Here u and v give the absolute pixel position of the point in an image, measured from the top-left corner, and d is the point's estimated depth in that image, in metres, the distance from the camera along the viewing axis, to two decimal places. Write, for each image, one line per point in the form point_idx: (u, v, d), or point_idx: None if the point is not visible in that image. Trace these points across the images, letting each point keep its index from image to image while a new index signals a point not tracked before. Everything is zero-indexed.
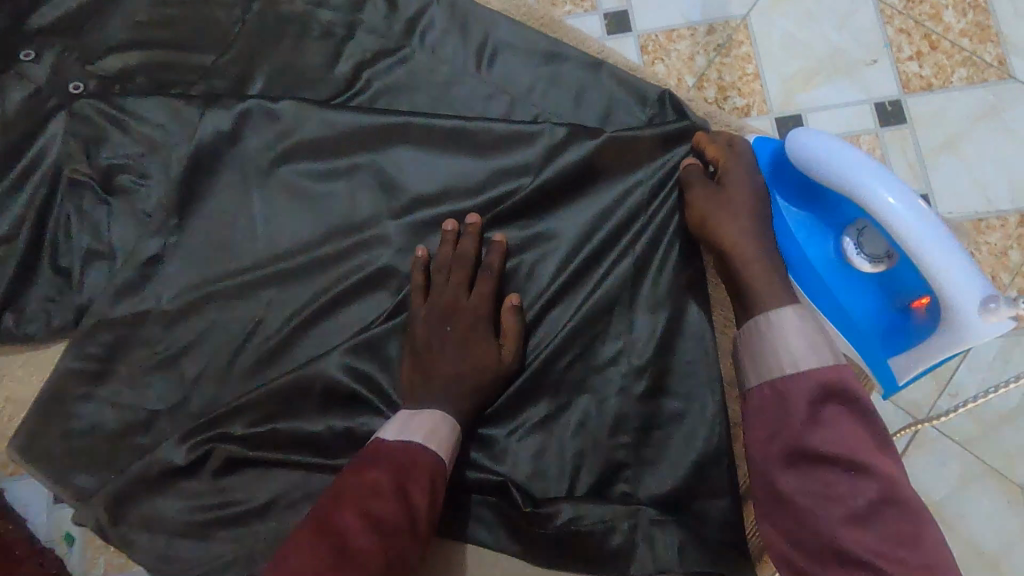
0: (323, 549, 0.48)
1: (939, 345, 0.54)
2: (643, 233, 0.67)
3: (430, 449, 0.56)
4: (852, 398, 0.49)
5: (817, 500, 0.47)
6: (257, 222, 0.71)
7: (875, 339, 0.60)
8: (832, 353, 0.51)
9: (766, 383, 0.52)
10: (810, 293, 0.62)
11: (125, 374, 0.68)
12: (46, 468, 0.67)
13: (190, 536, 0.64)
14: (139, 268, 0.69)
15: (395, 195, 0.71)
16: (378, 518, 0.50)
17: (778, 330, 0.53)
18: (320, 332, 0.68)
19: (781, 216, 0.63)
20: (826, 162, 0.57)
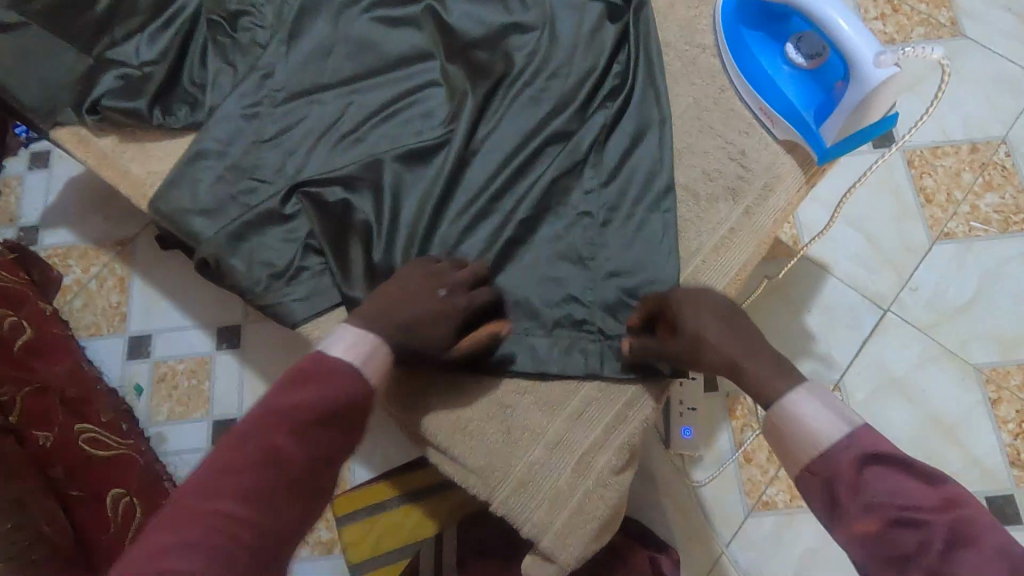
0: (252, 457, 0.56)
1: (850, 99, 0.74)
2: (639, 63, 0.89)
3: (352, 371, 0.64)
4: (882, 456, 0.57)
5: (892, 565, 0.53)
6: (345, 52, 0.93)
7: (810, 118, 0.80)
8: (848, 424, 0.60)
9: (808, 470, 0.60)
10: (763, 93, 0.83)
11: (240, 153, 0.89)
12: (177, 219, 0.87)
13: (283, 264, 0.84)
14: (257, 81, 0.92)
15: (451, 36, 0.93)
16: (303, 439, 0.59)
17: (796, 413, 0.63)
18: (390, 129, 0.89)
19: (742, 38, 0.85)
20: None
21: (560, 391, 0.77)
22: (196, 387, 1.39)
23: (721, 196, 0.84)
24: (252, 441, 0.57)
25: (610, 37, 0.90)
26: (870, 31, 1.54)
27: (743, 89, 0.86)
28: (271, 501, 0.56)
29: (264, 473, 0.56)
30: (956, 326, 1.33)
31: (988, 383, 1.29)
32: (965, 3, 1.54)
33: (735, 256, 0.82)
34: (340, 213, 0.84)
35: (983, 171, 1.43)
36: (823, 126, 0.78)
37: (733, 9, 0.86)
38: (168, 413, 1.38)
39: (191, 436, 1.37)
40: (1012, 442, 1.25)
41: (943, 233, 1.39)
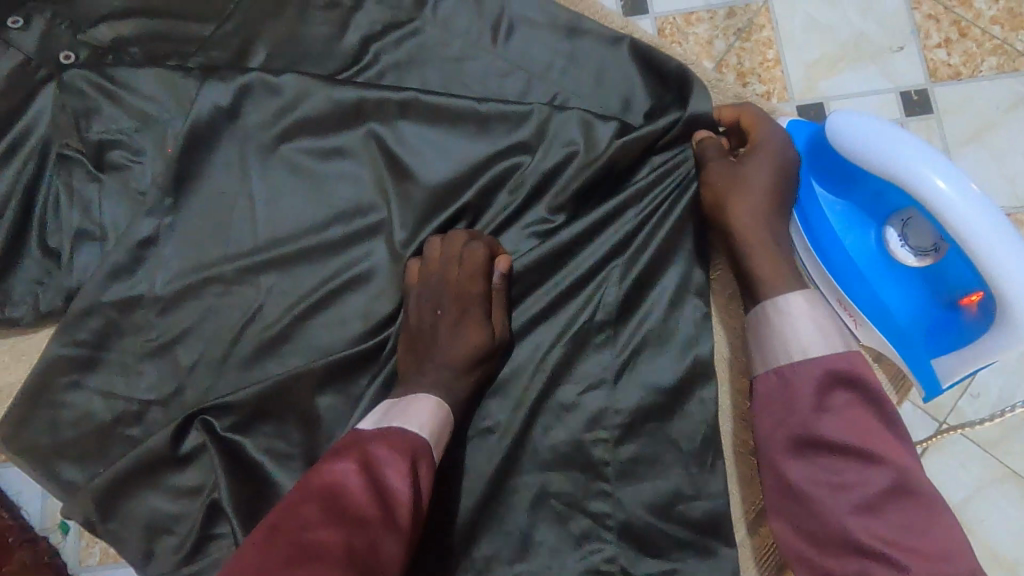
0: (282, 555, 0.42)
1: (991, 343, 0.51)
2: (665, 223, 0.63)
3: (416, 432, 0.52)
4: (858, 385, 0.49)
5: (824, 489, 0.48)
6: (256, 204, 0.67)
7: (916, 336, 0.56)
8: (841, 339, 0.51)
9: (774, 371, 0.52)
10: (848, 289, 0.58)
11: (117, 361, 0.64)
12: (33, 460, 0.63)
13: (182, 531, 0.61)
14: (132, 250, 0.65)
15: (404, 179, 0.66)
16: (356, 533, 0.44)
17: (785, 315, 0.53)
18: (323, 322, 0.64)
19: (818, 206, 0.59)
20: (878, 144, 0.53)
21: None
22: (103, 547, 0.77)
23: None
24: (280, 544, 0.43)
25: (624, 181, 0.64)
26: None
27: (817, 273, 0.60)
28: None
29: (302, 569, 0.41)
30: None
31: None
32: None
33: None
34: (249, 459, 0.62)
35: None
36: (938, 356, 0.56)
37: (805, 160, 0.60)
38: (100, 556, 0.78)
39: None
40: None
41: None
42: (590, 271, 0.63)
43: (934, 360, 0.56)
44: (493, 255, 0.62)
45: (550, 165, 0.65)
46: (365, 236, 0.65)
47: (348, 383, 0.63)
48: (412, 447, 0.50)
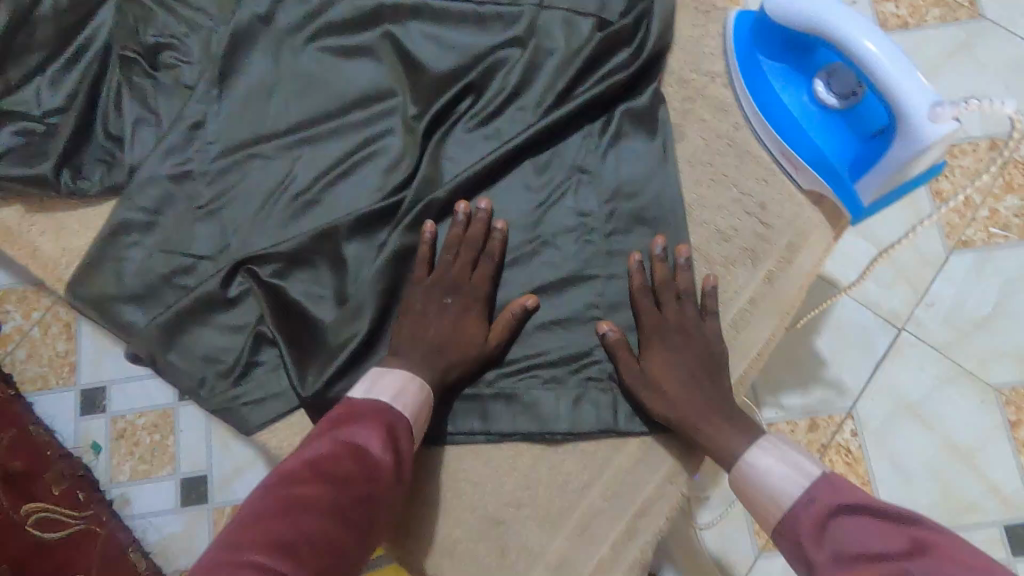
0: (284, 502, 0.52)
1: (897, 153, 0.63)
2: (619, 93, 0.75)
3: (398, 408, 0.62)
4: (854, 507, 0.53)
5: (853, 560, 0.50)
6: (288, 94, 0.78)
7: (841, 170, 0.69)
8: (813, 476, 0.57)
9: (777, 526, 0.57)
10: (786, 137, 0.71)
11: (171, 225, 0.75)
12: (101, 307, 0.73)
13: (230, 360, 0.71)
14: (185, 132, 0.77)
15: (415, 70, 0.78)
16: (349, 498, 0.54)
17: (757, 468, 0.60)
18: (348, 188, 0.76)
19: (761, 69, 0.73)
20: (801, 10, 0.66)
21: (558, 505, 0.67)
22: (161, 442, 1.19)
23: (739, 261, 0.72)
24: (295, 490, 0.53)
25: (601, 64, 0.76)
26: (881, 15, 1.29)
27: (763, 131, 0.73)
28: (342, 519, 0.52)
29: (305, 514, 0.51)
30: (974, 344, 1.13)
31: (1007, 405, 1.10)
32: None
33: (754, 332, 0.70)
34: (288, 299, 0.72)
35: (1002, 169, 1.20)
36: (859, 180, 0.68)
37: (750, 34, 0.73)
38: (130, 474, 1.18)
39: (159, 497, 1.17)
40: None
41: (961, 242, 1.18)
42: (550, 131, 0.75)
43: (857, 185, 0.69)
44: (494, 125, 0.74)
45: (539, 52, 0.77)
46: (383, 116, 0.77)
47: (369, 235, 0.74)
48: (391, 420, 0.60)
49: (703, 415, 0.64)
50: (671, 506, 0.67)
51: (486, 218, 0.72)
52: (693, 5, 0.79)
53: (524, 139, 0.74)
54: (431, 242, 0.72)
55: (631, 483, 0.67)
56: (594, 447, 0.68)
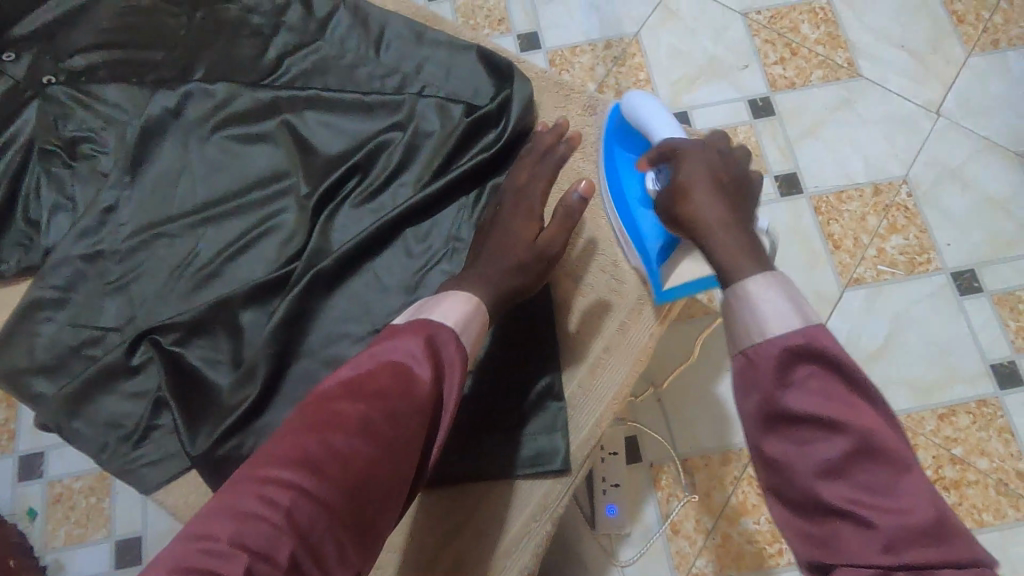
0: (318, 417, 0.55)
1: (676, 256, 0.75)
2: (489, 167, 0.85)
3: (419, 345, 0.61)
4: (822, 360, 0.49)
5: (795, 451, 0.48)
6: (195, 177, 0.87)
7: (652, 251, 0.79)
8: (802, 316, 0.51)
9: (743, 351, 0.52)
10: (620, 213, 0.82)
11: (82, 300, 0.82)
12: (12, 379, 0.79)
13: (132, 424, 0.77)
14: (98, 216, 0.85)
15: (309, 153, 0.88)
16: (387, 407, 0.56)
17: (751, 295, 0.53)
18: (247, 260, 0.84)
19: (614, 157, 0.84)
20: (639, 110, 0.79)
21: (435, 547, 0.73)
22: (96, 506, 1.30)
23: (596, 314, 0.81)
24: (318, 411, 0.56)
25: (473, 142, 0.86)
26: (770, 77, 1.42)
27: (607, 204, 0.84)
28: (349, 433, 0.54)
29: (336, 432, 0.53)
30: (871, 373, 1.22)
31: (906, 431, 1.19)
32: (864, 38, 1.43)
33: (610, 377, 0.78)
34: (188, 365, 0.79)
35: (886, 213, 1.31)
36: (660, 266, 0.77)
37: (615, 127, 0.85)
38: (65, 538, 1.29)
39: (92, 560, 1.27)
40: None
41: (853, 279, 1.28)
42: (430, 201, 0.84)
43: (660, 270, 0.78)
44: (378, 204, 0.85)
45: (418, 134, 0.87)
46: (279, 194, 0.86)
47: (265, 302, 0.81)
48: (404, 355, 0.60)
49: (736, 254, 0.57)
50: (539, 542, 0.73)
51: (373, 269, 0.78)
52: (555, 89, 0.90)
53: (403, 212, 0.83)
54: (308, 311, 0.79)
55: (500, 524, 0.73)
56: (467, 489, 0.75)
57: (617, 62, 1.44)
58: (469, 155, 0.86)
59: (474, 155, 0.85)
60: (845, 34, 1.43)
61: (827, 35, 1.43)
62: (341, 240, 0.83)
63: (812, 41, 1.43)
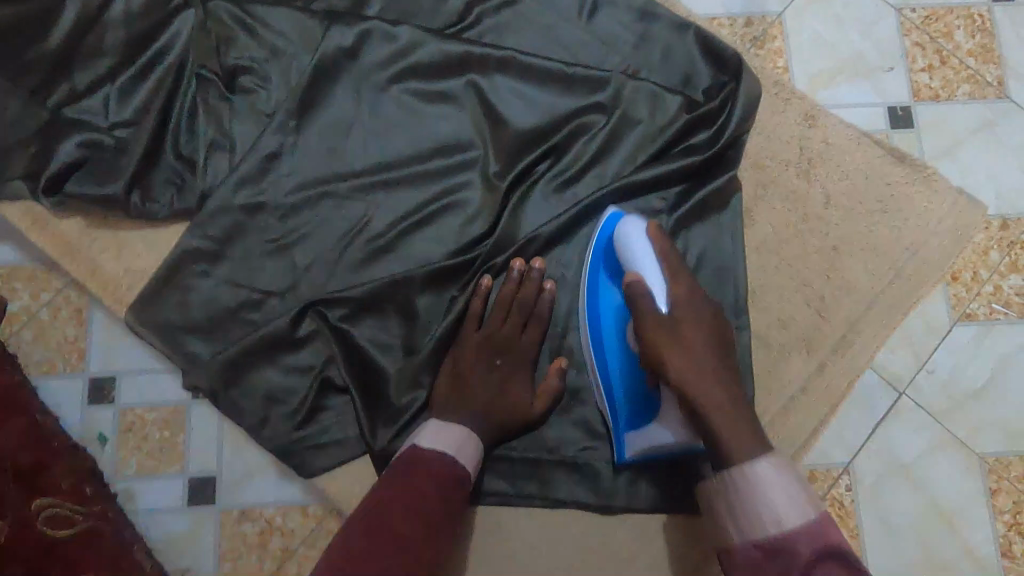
0: (360, 534, 0.55)
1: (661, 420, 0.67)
2: (703, 168, 0.76)
3: (430, 451, 0.63)
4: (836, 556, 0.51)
5: None
6: (368, 133, 0.78)
7: (629, 405, 0.70)
8: (810, 509, 0.53)
9: (754, 541, 0.54)
10: (594, 345, 0.72)
11: (240, 257, 0.74)
12: (165, 335, 0.72)
13: (296, 401, 0.72)
14: (261, 162, 0.75)
15: (498, 125, 0.78)
16: (418, 517, 0.57)
17: (756, 480, 0.56)
18: (423, 238, 0.76)
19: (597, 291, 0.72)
20: (632, 254, 0.69)
21: (609, 570, 0.71)
22: (169, 440, 0.95)
23: (794, 350, 0.75)
24: (373, 535, 0.54)
25: (683, 140, 0.78)
26: (913, 85, 1.08)
27: (584, 345, 0.73)
28: (414, 565, 0.54)
29: (401, 560, 0.53)
30: (970, 414, 1.03)
31: (990, 474, 1.02)
32: (1016, 49, 1.10)
33: (802, 420, 0.74)
34: (356, 344, 0.72)
35: (1011, 250, 1.08)
36: (630, 434, 0.69)
37: (604, 242, 0.73)
38: (136, 469, 0.95)
39: (165, 494, 0.94)
40: (1008, 532, 1.00)
41: (965, 314, 1.07)
42: (634, 195, 0.76)
43: (627, 437, 0.69)
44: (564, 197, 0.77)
45: (624, 121, 0.78)
46: (463, 168, 0.77)
47: (442, 286, 0.74)
48: (416, 465, 0.61)
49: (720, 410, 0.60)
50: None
51: (540, 277, 0.73)
52: (774, 91, 0.81)
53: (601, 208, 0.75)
54: (485, 296, 0.73)
55: (675, 559, 0.71)
56: (646, 518, 0.72)
57: (755, 43, 1.08)
58: (680, 154, 0.77)
59: (684, 156, 0.77)
60: (1002, 47, 1.10)
61: (983, 47, 1.09)
62: (530, 231, 0.76)
63: (965, 52, 1.09)
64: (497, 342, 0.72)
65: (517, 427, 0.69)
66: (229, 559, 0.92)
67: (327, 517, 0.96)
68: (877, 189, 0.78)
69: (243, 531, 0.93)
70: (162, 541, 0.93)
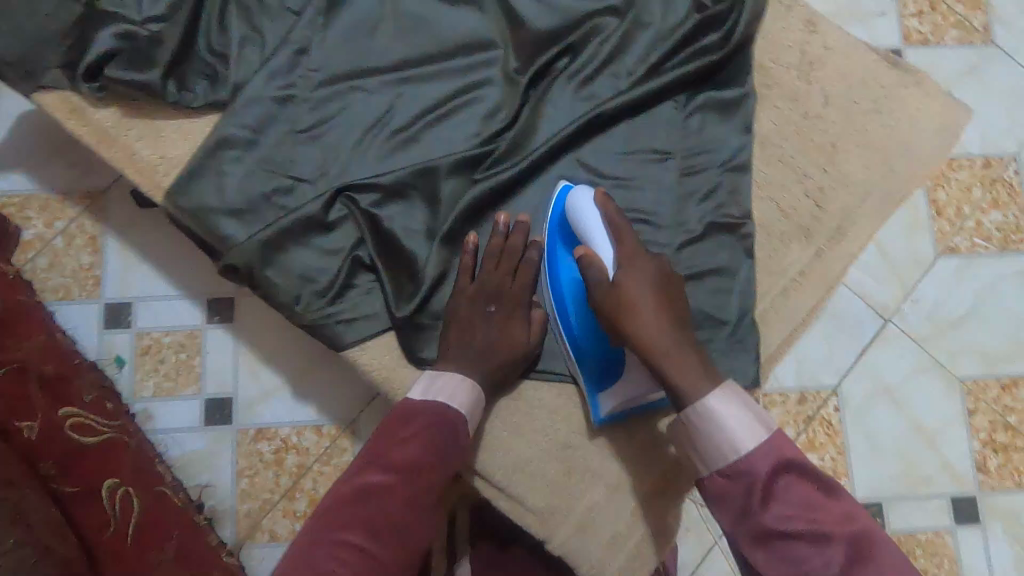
0: (371, 459, 0.65)
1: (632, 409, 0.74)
2: (710, 70, 0.81)
3: (434, 402, 0.68)
4: (793, 466, 0.58)
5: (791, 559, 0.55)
6: (393, 31, 0.81)
7: (596, 366, 0.75)
8: (763, 428, 0.59)
9: (720, 473, 0.59)
10: (561, 320, 0.76)
11: (272, 145, 0.78)
12: (201, 216, 0.76)
13: (327, 280, 0.76)
14: (291, 57, 0.79)
15: (516, 25, 0.81)
16: (419, 451, 0.65)
17: (714, 411, 0.60)
18: (445, 131, 0.80)
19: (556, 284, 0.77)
20: (583, 221, 0.74)
21: (621, 436, 0.76)
22: (186, 362, 1.08)
23: (792, 238, 0.81)
24: (380, 452, 0.66)
25: (691, 43, 0.82)
26: (905, 29, 1.17)
27: (552, 320, 0.77)
28: (411, 483, 0.64)
29: (374, 503, 0.62)
30: (951, 340, 1.10)
31: (968, 395, 1.10)
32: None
33: (799, 302, 0.80)
34: (388, 229, 0.76)
35: (992, 187, 1.14)
36: (601, 393, 0.74)
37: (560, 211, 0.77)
38: (154, 390, 1.07)
39: (182, 414, 1.07)
40: (983, 449, 1.08)
41: (947, 248, 1.12)
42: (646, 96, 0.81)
43: (599, 397, 0.74)
44: (578, 94, 0.81)
45: (637, 23, 0.82)
46: (483, 67, 0.81)
47: (465, 176, 0.78)
48: (420, 407, 0.68)
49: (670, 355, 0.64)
50: None
51: (524, 232, 0.77)
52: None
53: (618, 105, 0.79)
54: (472, 255, 0.77)
55: None
56: None
57: None
58: (686, 57, 0.81)
59: (690, 58, 0.81)
60: None
61: None
62: (548, 126, 0.80)
63: None
64: (490, 291, 0.75)
65: (506, 372, 0.74)
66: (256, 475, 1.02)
67: (342, 437, 1.08)
68: (871, 91, 0.84)
69: (260, 449, 1.06)
70: (178, 455, 1.06)
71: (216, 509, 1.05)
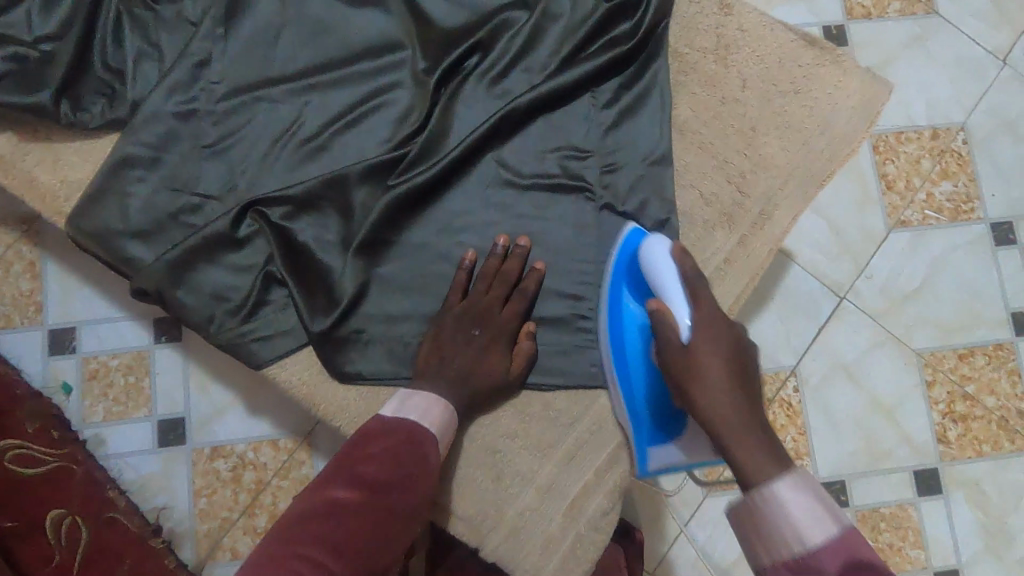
0: (339, 474, 0.64)
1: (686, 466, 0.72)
2: (623, 59, 0.80)
3: (411, 418, 0.68)
4: (867, 567, 0.52)
5: None
6: (297, 37, 0.79)
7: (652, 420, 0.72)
8: (834, 521, 0.54)
9: (783, 564, 0.54)
10: (619, 369, 0.73)
11: (177, 162, 0.76)
12: (105, 240, 0.74)
13: (240, 297, 0.74)
14: (190, 70, 0.76)
15: (423, 24, 0.79)
16: (389, 467, 0.64)
17: (781, 497, 0.56)
18: (355, 137, 0.78)
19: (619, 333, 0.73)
20: (657, 274, 0.69)
21: (551, 436, 0.75)
22: (135, 384, 1.00)
23: (718, 225, 0.80)
24: (347, 467, 0.64)
25: (603, 33, 0.80)
26: (845, 3, 1.15)
27: (608, 366, 0.75)
28: (379, 500, 0.62)
29: (338, 519, 0.60)
30: (905, 314, 1.10)
31: (926, 367, 1.09)
32: None
33: (729, 289, 0.79)
34: (299, 241, 0.75)
35: (942, 157, 1.13)
36: (652, 447, 0.72)
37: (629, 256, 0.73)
38: (104, 416, 1.00)
39: (135, 438, 0.99)
40: (942, 420, 1.08)
41: (899, 222, 1.12)
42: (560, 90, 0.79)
43: (649, 450, 0.72)
44: (491, 92, 0.79)
45: (547, 15, 0.80)
46: (391, 69, 0.79)
47: (377, 182, 0.76)
48: (395, 426, 0.67)
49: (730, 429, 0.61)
50: None
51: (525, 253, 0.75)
52: None
53: (531, 100, 0.78)
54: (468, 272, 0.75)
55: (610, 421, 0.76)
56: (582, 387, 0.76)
57: None
58: (599, 47, 0.80)
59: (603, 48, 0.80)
60: None
61: None
62: (461, 126, 0.78)
63: None
64: (477, 313, 0.74)
65: (492, 391, 0.73)
66: (205, 494, 0.98)
67: (298, 449, 1.00)
68: (790, 71, 0.82)
69: (216, 468, 0.99)
70: (134, 481, 0.98)
71: (174, 531, 0.97)
